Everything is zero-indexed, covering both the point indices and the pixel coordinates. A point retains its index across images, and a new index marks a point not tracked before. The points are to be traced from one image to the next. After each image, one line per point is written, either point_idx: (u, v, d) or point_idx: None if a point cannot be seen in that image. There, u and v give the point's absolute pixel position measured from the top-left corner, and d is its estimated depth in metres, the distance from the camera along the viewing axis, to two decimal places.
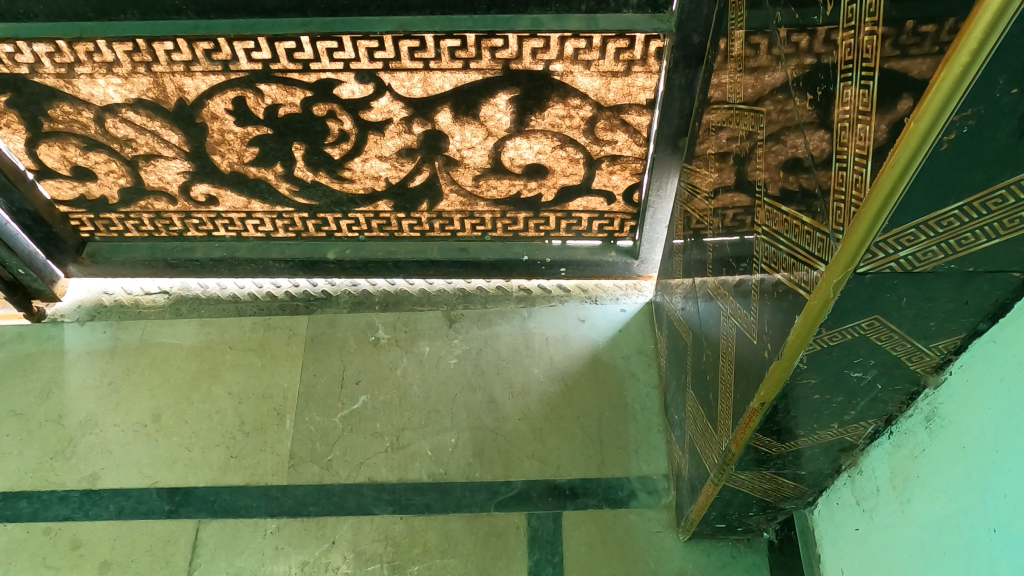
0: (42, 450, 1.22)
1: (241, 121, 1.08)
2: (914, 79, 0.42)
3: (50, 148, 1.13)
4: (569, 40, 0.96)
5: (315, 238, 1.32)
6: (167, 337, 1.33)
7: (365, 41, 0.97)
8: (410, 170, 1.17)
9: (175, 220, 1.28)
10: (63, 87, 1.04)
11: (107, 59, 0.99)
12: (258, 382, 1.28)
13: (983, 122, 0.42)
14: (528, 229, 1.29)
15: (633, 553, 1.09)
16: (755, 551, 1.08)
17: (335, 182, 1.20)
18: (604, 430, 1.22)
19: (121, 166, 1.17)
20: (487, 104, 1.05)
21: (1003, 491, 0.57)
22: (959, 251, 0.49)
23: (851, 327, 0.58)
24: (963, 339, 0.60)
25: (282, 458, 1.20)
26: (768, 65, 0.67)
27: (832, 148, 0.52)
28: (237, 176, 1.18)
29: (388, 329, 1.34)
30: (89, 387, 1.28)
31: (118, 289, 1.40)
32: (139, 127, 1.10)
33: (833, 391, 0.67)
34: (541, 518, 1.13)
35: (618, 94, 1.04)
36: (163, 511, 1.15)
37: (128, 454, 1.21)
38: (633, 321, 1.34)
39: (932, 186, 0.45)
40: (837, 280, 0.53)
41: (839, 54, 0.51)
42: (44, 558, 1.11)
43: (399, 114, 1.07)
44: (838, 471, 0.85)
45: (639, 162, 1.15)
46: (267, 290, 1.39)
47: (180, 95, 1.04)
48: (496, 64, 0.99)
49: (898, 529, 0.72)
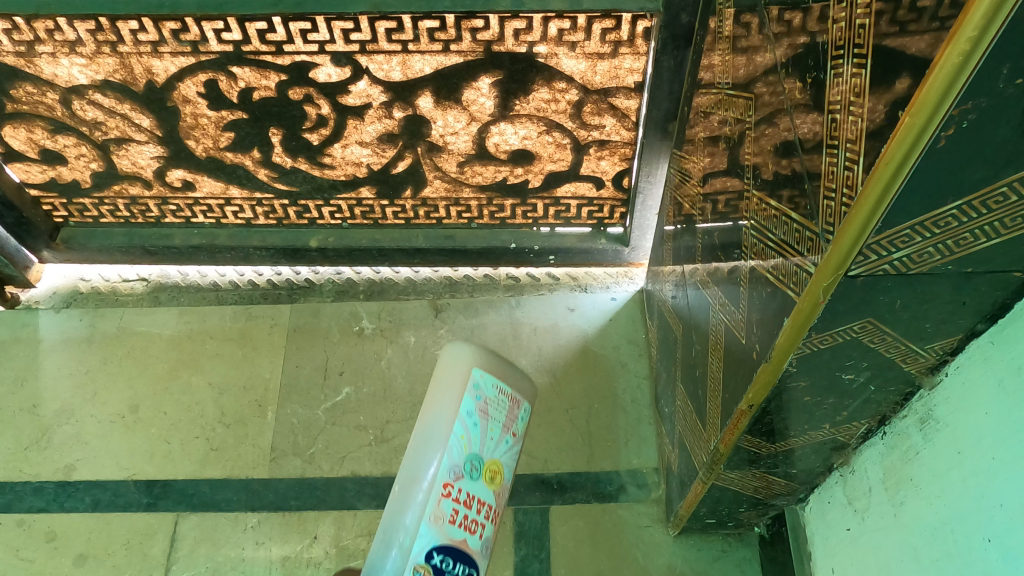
0: (16, 441, 1.19)
1: (214, 106, 1.04)
2: (912, 58, 0.39)
3: (16, 130, 1.09)
4: (553, 20, 0.92)
5: (296, 225, 1.28)
6: (146, 326, 1.30)
7: (340, 22, 0.92)
8: (392, 156, 1.13)
9: (151, 206, 1.25)
10: (25, 66, 1.00)
11: (69, 38, 0.95)
12: (238, 373, 1.25)
13: (985, 115, 0.38)
14: (516, 216, 1.25)
15: (621, 548, 1.07)
16: (746, 546, 1.06)
17: (315, 169, 1.16)
18: (593, 423, 1.19)
19: (91, 150, 1.13)
20: (468, 88, 1.01)
21: (999, 501, 0.54)
22: (957, 251, 0.46)
23: (842, 330, 0.55)
24: (960, 340, 0.57)
25: (264, 450, 1.17)
26: (759, 45, 0.63)
27: (825, 135, 0.49)
28: (213, 161, 1.14)
29: (373, 319, 1.30)
30: (64, 376, 1.25)
31: (96, 275, 1.36)
32: (108, 110, 1.06)
33: (824, 393, 0.64)
34: (528, 514, 1.10)
35: (605, 76, 1.00)
36: (141, 504, 1.13)
37: (105, 446, 1.19)
38: (624, 310, 1.31)
39: (929, 184, 0.42)
40: (827, 284, 0.50)
41: (831, 36, 0.47)
42: (18, 551, 1.09)
43: (378, 99, 1.03)
44: (830, 469, 0.83)
45: (628, 147, 1.11)
46: (248, 279, 1.35)
47: (149, 77, 1.00)
48: (477, 47, 0.95)
49: (889, 532, 0.70)
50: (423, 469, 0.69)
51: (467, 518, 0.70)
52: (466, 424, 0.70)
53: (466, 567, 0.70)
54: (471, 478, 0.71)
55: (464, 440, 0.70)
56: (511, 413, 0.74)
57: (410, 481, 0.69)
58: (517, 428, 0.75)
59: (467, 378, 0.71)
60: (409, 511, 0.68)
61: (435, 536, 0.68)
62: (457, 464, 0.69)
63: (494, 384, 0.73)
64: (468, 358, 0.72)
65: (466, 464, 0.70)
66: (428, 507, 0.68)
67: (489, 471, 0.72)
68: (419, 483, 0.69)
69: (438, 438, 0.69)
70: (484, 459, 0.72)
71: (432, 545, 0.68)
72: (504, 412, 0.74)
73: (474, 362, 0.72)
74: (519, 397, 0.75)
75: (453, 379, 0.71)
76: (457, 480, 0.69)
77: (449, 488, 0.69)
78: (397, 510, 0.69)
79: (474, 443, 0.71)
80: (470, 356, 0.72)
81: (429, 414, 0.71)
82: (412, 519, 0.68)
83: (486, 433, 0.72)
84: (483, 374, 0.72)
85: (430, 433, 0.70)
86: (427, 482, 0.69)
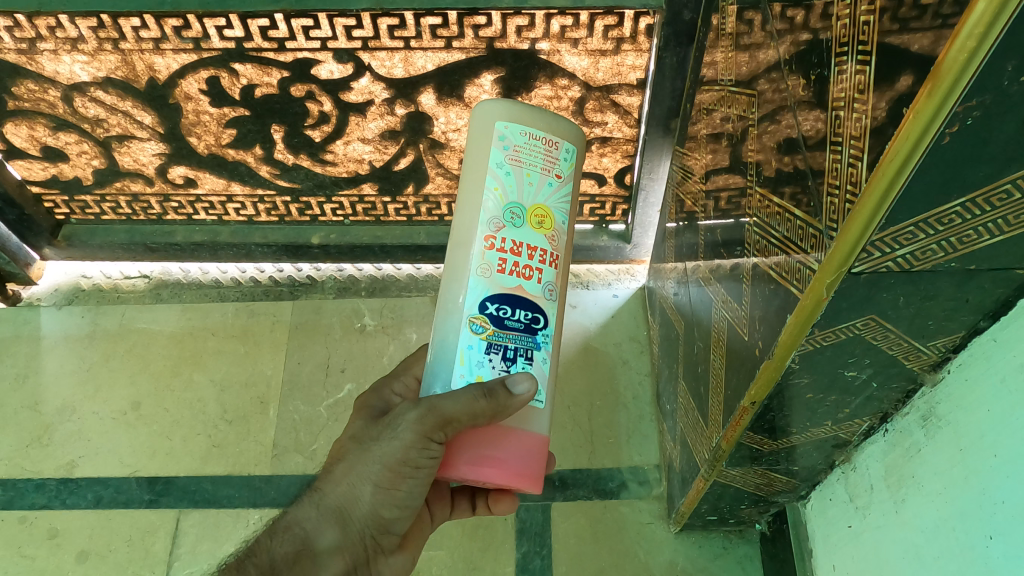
0: (18, 437, 1.19)
1: (216, 103, 1.04)
2: (915, 54, 0.39)
3: (17, 128, 1.09)
4: (556, 17, 0.92)
5: (298, 222, 1.29)
6: (148, 322, 1.30)
7: (342, 19, 0.92)
8: (395, 153, 1.13)
9: (153, 203, 1.25)
10: (27, 63, 1.00)
11: (71, 35, 0.95)
12: (239, 370, 1.25)
13: (989, 113, 0.38)
14: None
15: (623, 545, 1.07)
16: (748, 543, 1.06)
17: (317, 165, 1.16)
18: (595, 419, 1.19)
19: (93, 147, 1.13)
20: (470, 85, 1.01)
21: (1002, 498, 0.54)
22: (960, 248, 0.46)
23: (844, 327, 0.55)
24: (962, 338, 0.57)
25: (265, 447, 1.18)
26: (762, 41, 0.63)
27: (828, 132, 0.49)
28: (215, 158, 1.14)
29: (374, 315, 1.30)
30: (66, 373, 1.25)
31: (97, 272, 1.36)
32: (110, 107, 1.06)
33: (826, 390, 0.64)
34: (530, 510, 1.11)
35: (607, 73, 1.00)
36: (143, 501, 1.14)
37: (107, 443, 1.19)
38: (626, 307, 1.31)
39: (931, 181, 0.42)
40: (830, 280, 0.50)
41: (834, 33, 0.47)
42: (20, 548, 1.10)
43: (380, 96, 1.03)
44: (832, 466, 0.83)
45: (630, 144, 1.11)
46: (250, 275, 1.35)
47: (151, 74, 1.00)
48: (479, 43, 0.95)
49: (891, 529, 0.70)
50: (465, 227, 0.69)
51: (519, 262, 0.68)
52: (496, 175, 0.69)
53: (529, 315, 0.68)
54: (516, 225, 0.68)
55: (499, 191, 0.68)
56: (551, 155, 0.70)
57: (457, 244, 0.69)
58: (563, 170, 0.71)
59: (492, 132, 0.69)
60: (458, 270, 0.68)
61: (485, 287, 0.67)
62: (497, 215, 0.68)
63: (524, 131, 0.70)
64: (492, 111, 0.70)
65: (506, 213, 0.68)
66: (474, 261, 0.68)
67: (533, 215, 0.69)
68: (464, 242, 0.69)
69: (473, 197, 0.69)
70: (527, 205, 0.69)
71: (484, 296, 0.67)
72: (543, 156, 0.70)
73: (499, 111, 0.70)
74: (559, 139, 0.71)
75: (481, 137, 0.70)
76: (499, 230, 0.68)
77: (489, 238, 0.68)
78: (448, 274, 0.69)
79: (512, 192, 0.69)
80: (492, 110, 0.70)
81: (464, 180, 0.71)
82: (460, 278, 0.68)
83: (523, 178, 0.69)
84: (508, 124, 0.69)
85: (468, 192, 0.70)
86: (469, 238, 0.68)
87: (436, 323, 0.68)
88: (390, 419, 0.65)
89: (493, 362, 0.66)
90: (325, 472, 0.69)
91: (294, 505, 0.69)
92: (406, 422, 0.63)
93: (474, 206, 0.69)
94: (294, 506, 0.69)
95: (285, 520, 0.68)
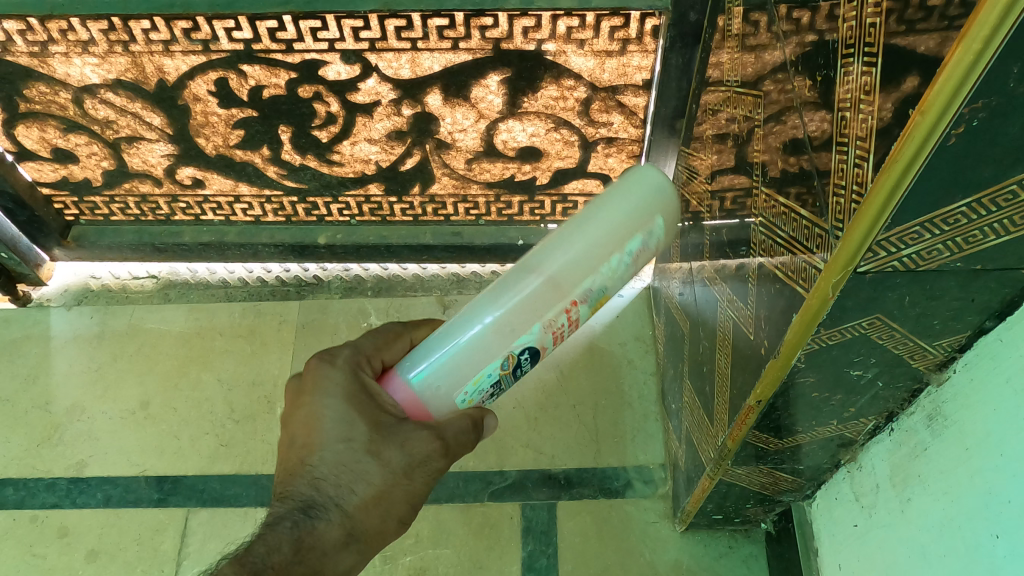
0: (29, 437, 1.20)
1: (224, 104, 1.05)
2: (920, 56, 0.39)
3: (28, 130, 1.10)
4: (562, 18, 0.92)
5: (305, 223, 1.29)
6: (156, 322, 1.31)
7: (350, 20, 0.92)
8: (401, 153, 1.14)
9: (161, 204, 1.26)
10: (38, 66, 1.00)
11: (82, 38, 0.96)
12: (247, 369, 1.26)
13: (996, 113, 0.39)
14: (523, 213, 1.26)
15: (628, 543, 1.08)
16: (753, 542, 1.06)
17: (324, 166, 1.16)
18: (600, 419, 1.20)
19: (103, 149, 1.14)
20: (477, 85, 1.02)
21: (1007, 497, 0.54)
22: (966, 249, 0.47)
23: (850, 326, 0.55)
24: (968, 337, 0.58)
25: (272, 446, 1.18)
26: (767, 43, 0.63)
27: (833, 133, 0.49)
28: (223, 159, 1.15)
29: (381, 315, 1.31)
30: (75, 373, 1.26)
31: (106, 272, 1.37)
32: (119, 109, 1.07)
33: (832, 389, 0.65)
34: (536, 509, 1.11)
35: (613, 74, 1.00)
36: (152, 500, 1.14)
37: (116, 442, 1.20)
38: (631, 307, 1.31)
39: (937, 182, 0.42)
40: (836, 280, 0.50)
41: (841, 34, 0.48)
42: (30, 547, 1.11)
43: (387, 96, 1.04)
44: (837, 465, 0.83)
45: (636, 144, 1.11)
46: (257, 276, 1.36)
47: (161, 76, 1.01)
48: (486, 44, 0.96)
49: (897, 528, 0.70)
50: (565, 274, 0.67)
51: (562, 335, 0.70)
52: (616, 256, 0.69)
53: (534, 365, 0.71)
54: (588, 305, 0.70)
55: (610, 267, 0.68)
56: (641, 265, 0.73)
57: (548, 280, 0.66)
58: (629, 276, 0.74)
59: (650, 215, 0.69)
60: (531, 306, 0.66)
61: (535, 336, 0.67)
62: (594, 290, 0.68)
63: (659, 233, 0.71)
64: (668, 195, 0.70)
65: (594, 292, 0.69)
66: (548, 312, 0.67)
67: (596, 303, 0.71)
68: (555, 287, 0.67)
69: (596, 250, 0.67)
70: (604, 294, 0.70)
71: (530, 345, 0.67)
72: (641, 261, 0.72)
73: (663, 192, 0.70)
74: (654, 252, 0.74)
75: (644, 206, 0.69)
76: (581, 302, 0.68)
77: (571, 304, 0.68)
78: (523, 297, 0.66)
79: (611, 278, 0.70)
80: (668, 199, 0.70)
81: (600, 216, 0.67)
82: (529, 316, 0.66)
83: (623, 274, 0.70)
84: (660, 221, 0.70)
85: (593, 245, 0.67)
86: (562, 290, 0.67)
87: (485, 330, 0.66)
88: (416, 450, 0.63)
89: (488, 392, 0.70)
90: (327, 484, 0.61)
91: (286, 520, 0.58)
92: (434, 467, 0.64)
93: (585, 256, 0.67)
94: (290, 523, 0.58)
95: (287, 540, 0.56)
